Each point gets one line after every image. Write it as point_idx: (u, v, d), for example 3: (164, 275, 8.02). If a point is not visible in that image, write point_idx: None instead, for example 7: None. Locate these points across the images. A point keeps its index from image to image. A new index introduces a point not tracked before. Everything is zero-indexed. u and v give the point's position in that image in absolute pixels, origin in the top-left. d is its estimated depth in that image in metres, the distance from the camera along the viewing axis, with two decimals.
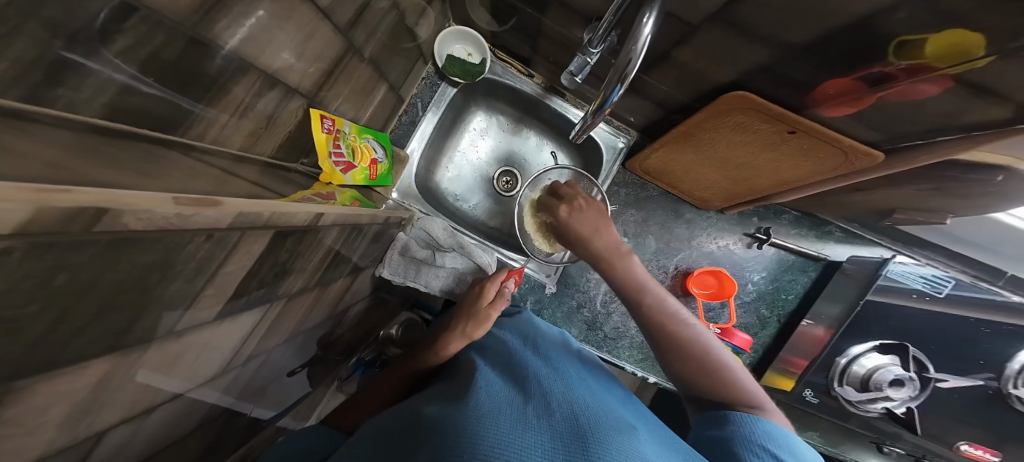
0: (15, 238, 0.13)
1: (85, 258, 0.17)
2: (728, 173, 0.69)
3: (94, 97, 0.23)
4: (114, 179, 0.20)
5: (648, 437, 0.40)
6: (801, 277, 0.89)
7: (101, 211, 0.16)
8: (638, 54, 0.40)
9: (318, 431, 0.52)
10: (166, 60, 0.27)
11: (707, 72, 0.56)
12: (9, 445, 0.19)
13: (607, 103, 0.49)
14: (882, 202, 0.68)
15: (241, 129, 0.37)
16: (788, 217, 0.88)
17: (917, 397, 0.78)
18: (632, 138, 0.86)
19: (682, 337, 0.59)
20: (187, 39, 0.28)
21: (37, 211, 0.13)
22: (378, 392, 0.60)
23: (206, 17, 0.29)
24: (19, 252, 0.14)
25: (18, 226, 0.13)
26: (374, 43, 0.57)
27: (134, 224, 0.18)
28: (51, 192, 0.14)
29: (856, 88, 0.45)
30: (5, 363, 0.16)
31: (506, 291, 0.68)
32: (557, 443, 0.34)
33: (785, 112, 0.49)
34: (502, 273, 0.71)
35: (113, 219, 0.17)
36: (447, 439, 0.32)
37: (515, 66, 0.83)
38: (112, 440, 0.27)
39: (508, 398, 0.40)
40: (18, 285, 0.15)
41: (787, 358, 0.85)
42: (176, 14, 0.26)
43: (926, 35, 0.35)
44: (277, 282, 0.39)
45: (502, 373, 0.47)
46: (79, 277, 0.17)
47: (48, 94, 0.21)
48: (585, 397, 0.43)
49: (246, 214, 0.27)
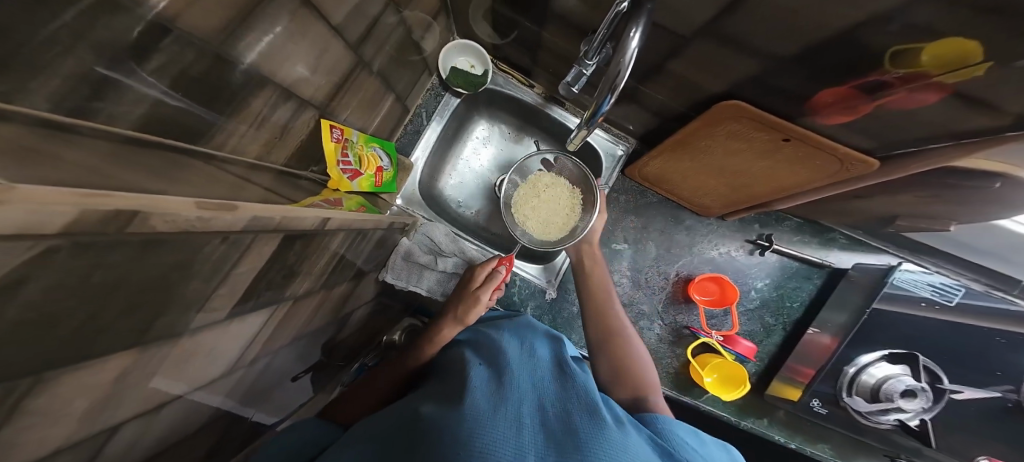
0: (60, 236, 0.15)
1: (120, 258, 0.20)
2: (725, 180, 0.69)
3: (130, 110, 0.26)
4: (142, 183, 0.22)
5: (633, 435, 0.40)
6: (805, 284, 0.88)
7: (134, 214, 0.18)
8: (625, 67, 0.43)
9: (318, 424, 0.52)
10: (193, 76, 0.29)
11: (700, 84, 0.58)
12: (37, 433, 0.21)
13: (598, 113, 0.52)
14: (883, 209, 0.68)
15: (258, 139, 0.40)
16: (790, 223, 0.88)
17: (932, 408, 0.77)
18: (631, 146, 0.87)
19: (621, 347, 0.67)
20: (212, 56, 0.30)
21: (81, 213, 0.15)
22: (368, 393, 0.60)
23: (227, 37, 0.31)
24: (64, 251, 0.16)
25: (63, 227, 0.15)
26: (382, 57, 0.60)
27: (160, 225, 0.21)
28: (95, 197, 0.16)
29: (854, 95, 0.45)
30: (41, 352, 0.18)
31: (495, 275, 0.71)
32: (546, 440, 0.36)
33: (779, 120, 0.50)
34: (494, 259, 0.74)
35: (143, 220, 0.19)
36: (445, 437, 0.33)
37: (516, 77, 0.86)
38: (126, 434, 0.28)
39: (506, 395, 0.42)
40: (63, 280, 0.17)
41: (792, 367, 0.82)
42: (204, 33, 0.29)
43: (925, 44, 0.36)
44: (285, 284, 0.41)
45: (491, 373, 0.47)
46: (111, 274, 0.20)
47: (89, 109, 0.23)
48: (577, 394, 0.44)
49: (259, 218, 0.30)
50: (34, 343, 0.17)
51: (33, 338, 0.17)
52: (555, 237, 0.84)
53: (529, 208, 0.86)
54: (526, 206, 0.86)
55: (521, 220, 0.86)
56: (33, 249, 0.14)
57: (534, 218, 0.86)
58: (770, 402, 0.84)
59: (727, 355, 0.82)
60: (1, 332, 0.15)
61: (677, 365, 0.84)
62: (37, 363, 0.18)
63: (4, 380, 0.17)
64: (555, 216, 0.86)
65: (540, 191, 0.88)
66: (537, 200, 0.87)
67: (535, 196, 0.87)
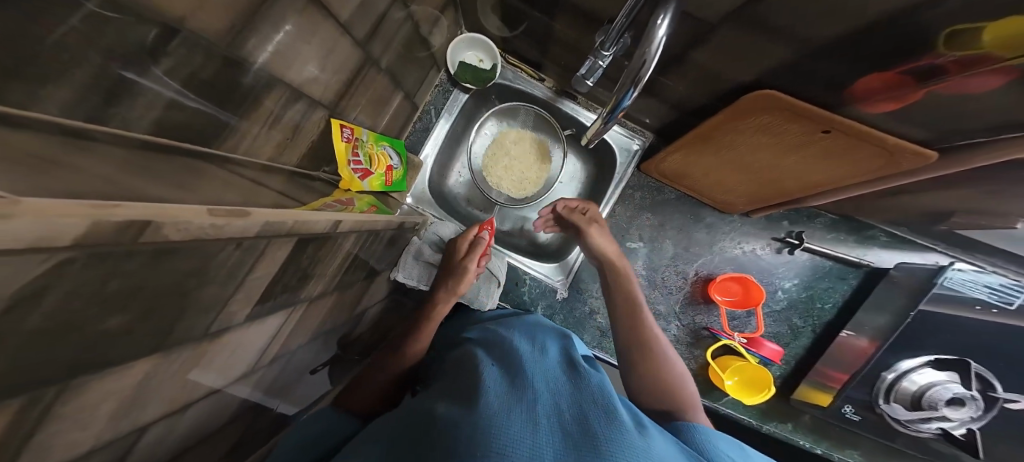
0: (74, 249, 0.15)
1: (134, 266, 0.19)
2: (752, 175, 0.65)
3: (144, 115, 0.26)
4: (155, 192, 0.22)
5: (657, 436, 0.39)
6: (839, 285, 0.82)
7: (148, 223, 0.17)
8: (651, 57, 0.40)
9: (328, 414, 0.52)
10: (203, 78, 0.30)
11: (727, 70, 0.54)
12: (71, 437, 0.21)
13: (619, 108, 0.48)
14: (938, 203, 0.62)
15: (270, 140, 0.40)
16: (823, 220, 0.82)
17: (981, 417, 0.71)
18: (647, 140, 0.83)
19: (649, 351, 0.65)
20: (220, 58, 0.30)
21: (92, 225, 0.14)
22: (366, 388, 0.59)
23: (233, 37, 0.31)
24: (79, 262, 0.16)
25: (75, 239, 0.14)
26: (391, 54, 0.59)
27: (174, 234, 0.20)
28: (108, 207, 0.15)
29: (902, 82, 0.41)
30: (65, 360, 0.18)
31: (479, 243, 0.73)
32: (563, 442, 0.35)
33: (821, 111, 0.45)
34: (474, 227, 0.76)
35: (156, 230, 0.18)
36: (461, 439, 0.33)
37: (525, 71, 0.83)
38: (152, 438, 0.29)
39: (520, 394, 0.41)
40: (78, 291, 0.17)
41: (823, 371, 0.77)
42: (210, 34, 0.28)
43: (983, 23, 0.33)
44: (300, 286, 0.42)
45: (506, 372, 0.46)
46: (127, 283, 0.20)
47: (104, 114, 0.23)
48: (596, 394, 0.43)
49: (270, 224, 0.29)
50: (56, 352, 0.17)
51: (56, 346, 0.17)
52: (531, 192, 0.89)
53: (501, 168, 0.88)
54: (497, 167, 0.88)
55: (496, 182, 0.88)
56: (47, 262, 0.14)
57: (511, 178, 0.88)
58: (795, 406, 0.80)
59: (751, 359, 0.78)
60: (23, 343, 0.15)
61: (696, 367, 0.81)
62: (63, 371, 0.18)
63: (33, 389, 0.17)
64: (528, 172, 0.90)
65: (508, 148, 0.89)
66: (508, 159, 0.88)
67: (504, 155, 0.89)
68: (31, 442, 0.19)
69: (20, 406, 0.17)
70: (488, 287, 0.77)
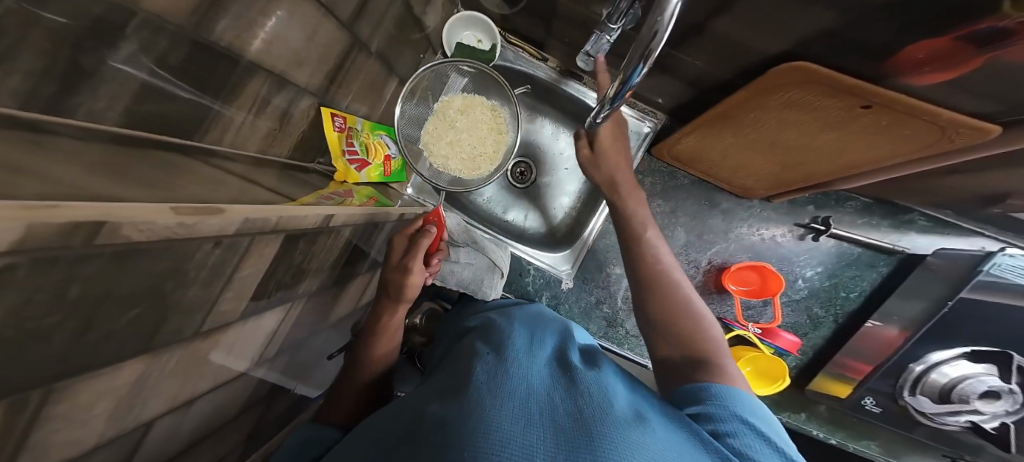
0: (15, 254, 0.13)
1: (98, 269, 0.19)
2: (781, 156, 0.59)
3: (111, 104, 0.24)
4: (121, 192, 0.21)
5: (658, 426, 0.36)
6: (868, 272, 0.77)
7: (99, 224, 0.16)
8: (663, 27, 0.35)
9: (309, 427, 0.50)
10: (171, 65, 0.28)
11: (752, 38, 0.48)
12: (69, 433, 0.22)
13: (626, 87, 0.44)
14: (993, 180, 0.55)
15: (257, 130, 0.39)
16: (855, 204, 0.76)
17: (1017, 411, 0.67)
18: (659, 122, 0.76)
19: (669, 290, 0.58)
20: (190, 42, 0.29)
21: (31, 227, 0.13)
22: (342, 401, 0.56)
23: (203, 18, 0.29)
24: (23, 269, 0.14)
25: (14, 241, 0.13)
26: (381, 35, 0.57)
27: (136, 235, 0.19)
28: (45, 208, 0.14)
29: (954, 49, 0.37)
30: (43, 366, 0.18)
31: (420, 243, 0.59)
32: (557, 438, 0.32)
33: (863, 83, 0.40)
34: (417, 222, 0.62)
35: (113, 231, 0.17)
36: (450, 438, 0.30)
37: (527, 50, 0.79)
38: (160, 428, 0.31)
39: (510, 390, 0.38)
40: (38, 300, 0.16)
41: (843, 362, 0.74)
42: (177, 16, 0.27)
43: None
44: (295, 283, 0.43)
45: (496, 360, 0.44)
46: (94, 288, 0.19)
47: (67, 105, 0.22)
48: (589, 389, 0.41)
49: (251, 220, 0.28)
50: (28, 360, 0.17)
51: (27, 352, 0.17)
52: (486, 169, 0.79)
53: (447, 145, 0.77)
54: (441, 142, 0.76)
55: (442, 162, 0.76)
56: None
57: (461, 155, 0.78)
58: (811, 397, 0.78)
59: (766, 349, 0.76)
60: None
61: None
62: (42, 376, 0.18)
63: (14, 394, 0.17)
64: (480, 146, 0.79)
65: (452, 118, 0.77)
66: (457, 132, 0.78)
67: (450, 127, 0.78)
68: (26, 440, 0.19)
69: (1, 411, 0.17)
70: (491, 278, 0.75)
